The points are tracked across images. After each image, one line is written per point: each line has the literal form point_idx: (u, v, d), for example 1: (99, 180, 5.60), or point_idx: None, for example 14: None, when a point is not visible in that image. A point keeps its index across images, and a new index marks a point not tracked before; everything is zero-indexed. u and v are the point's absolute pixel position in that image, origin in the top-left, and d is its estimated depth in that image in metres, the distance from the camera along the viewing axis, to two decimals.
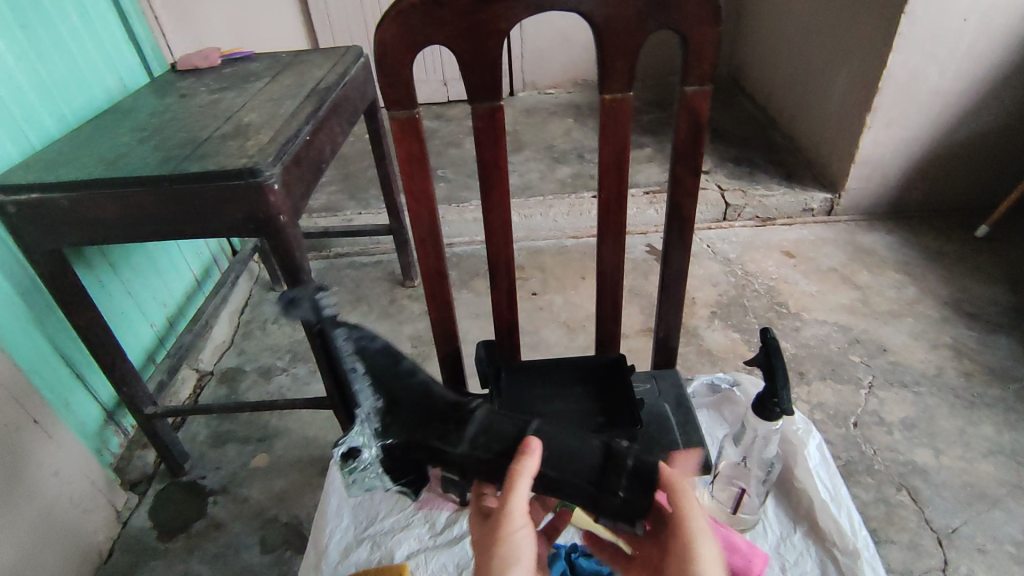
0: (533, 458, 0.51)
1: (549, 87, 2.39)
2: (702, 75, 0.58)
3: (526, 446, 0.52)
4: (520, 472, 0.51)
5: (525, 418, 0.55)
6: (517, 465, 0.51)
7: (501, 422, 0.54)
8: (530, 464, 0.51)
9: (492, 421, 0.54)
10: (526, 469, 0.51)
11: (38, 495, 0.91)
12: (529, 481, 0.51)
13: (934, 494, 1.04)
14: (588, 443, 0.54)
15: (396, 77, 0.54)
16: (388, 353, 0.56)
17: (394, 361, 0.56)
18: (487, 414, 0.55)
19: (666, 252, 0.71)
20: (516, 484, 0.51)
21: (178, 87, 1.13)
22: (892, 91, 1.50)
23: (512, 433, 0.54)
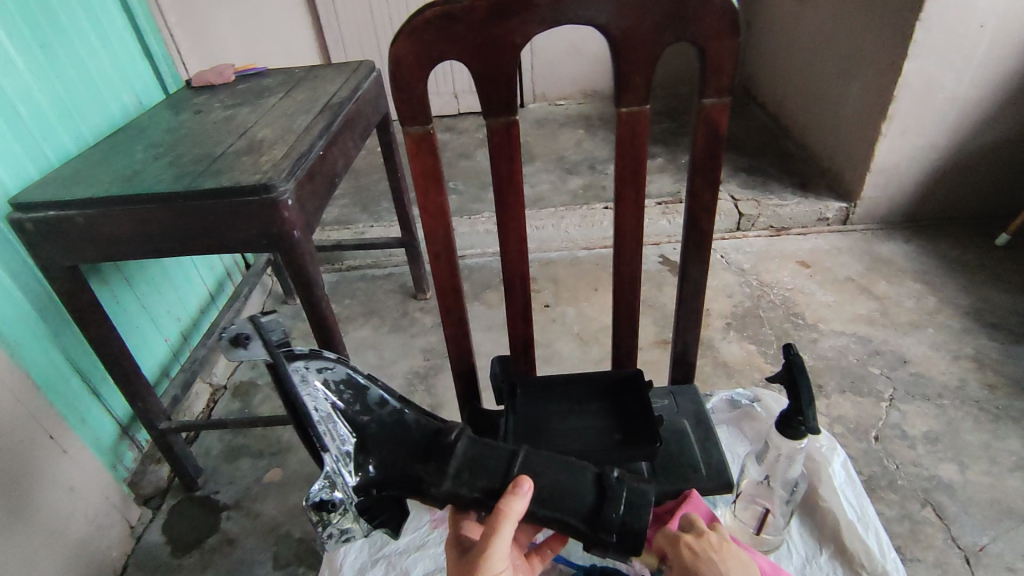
0: (521, 498, 0.55)
1: (560, 98, 2.39)
2: (721, 87, 0.57)
3: (517, 486, 0.56)
4: (508, 513, 0.54)
5: (511, 454, 0.61)
6: (505, 505, 0.54)
7: (481, 452, 0.61)
8: (517, 505, 0.55)
9: (473, 451, 0.61)
10: (513, 510, 0.54)
11: (53, 511, 0.91)
12: (514, 522, 0.54)
13: (960, 511, 1.02)
14: (582, 479, 0.60)
15: (411, 93, 0.54)
16: (357, 390, 0.63)
17: (367, 392, 0.63)
18: (467, 449, 0.62)
19: (683, 265, 0.70)
20: (501, 525, 0.54)
21: (192, 103, 1.14)
22: (908, 99, 1.49)
23: (498, 464, 0.60)
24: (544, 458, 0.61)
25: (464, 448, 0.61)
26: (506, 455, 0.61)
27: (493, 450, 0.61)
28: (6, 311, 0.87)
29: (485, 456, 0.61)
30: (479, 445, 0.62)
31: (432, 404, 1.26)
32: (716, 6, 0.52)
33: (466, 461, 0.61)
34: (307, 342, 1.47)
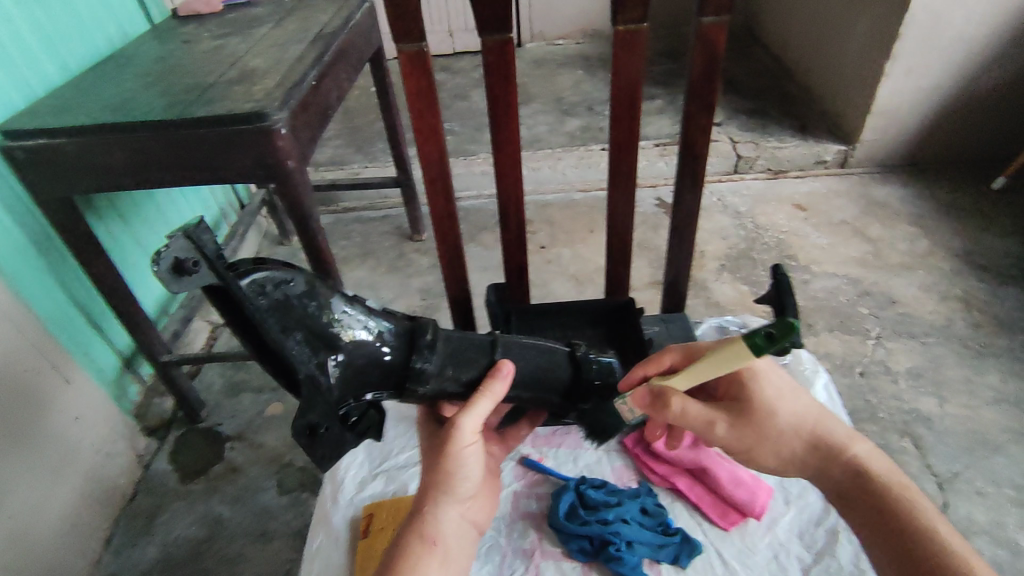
0: (502, 382, 0.58)
1: (558, 37, 2.33)
2: (720, 6, 0.56)
3: (498, 369, 0.58)
4: (487, 393, 0.57)
5: (489, 348, 0.62)
6: (486, 385, 0.57)
7: (456, 347, 0.60)
8: (498, 387, 0.57)
9: (451, 345, 0.60)
10: (493, 389, 0.57)
11: (63, 437, 0.94)
12: (491, 404, 0.57)
13: (937, 441, 1.06)
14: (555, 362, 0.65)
15: (405, 10, 0.53)
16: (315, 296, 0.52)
17: (323, 293, 0.53)
18: (447, 348, 0.60)
19: (678, 194, 0.70)
20: (478, 404, 0.56)
21: (180, 33, 1.11)
22: (913, 36, 1.45)
23: (477, 358, 0.61)
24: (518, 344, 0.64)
25: (443, 343, 0.60)
26: (484, 346, 0.62)
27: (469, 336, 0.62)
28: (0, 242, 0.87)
29: (467, 349, 0.60)
30: (455, 339, 0.61)
31: None
32: None
33: (446, 358, 0.59)
34: None
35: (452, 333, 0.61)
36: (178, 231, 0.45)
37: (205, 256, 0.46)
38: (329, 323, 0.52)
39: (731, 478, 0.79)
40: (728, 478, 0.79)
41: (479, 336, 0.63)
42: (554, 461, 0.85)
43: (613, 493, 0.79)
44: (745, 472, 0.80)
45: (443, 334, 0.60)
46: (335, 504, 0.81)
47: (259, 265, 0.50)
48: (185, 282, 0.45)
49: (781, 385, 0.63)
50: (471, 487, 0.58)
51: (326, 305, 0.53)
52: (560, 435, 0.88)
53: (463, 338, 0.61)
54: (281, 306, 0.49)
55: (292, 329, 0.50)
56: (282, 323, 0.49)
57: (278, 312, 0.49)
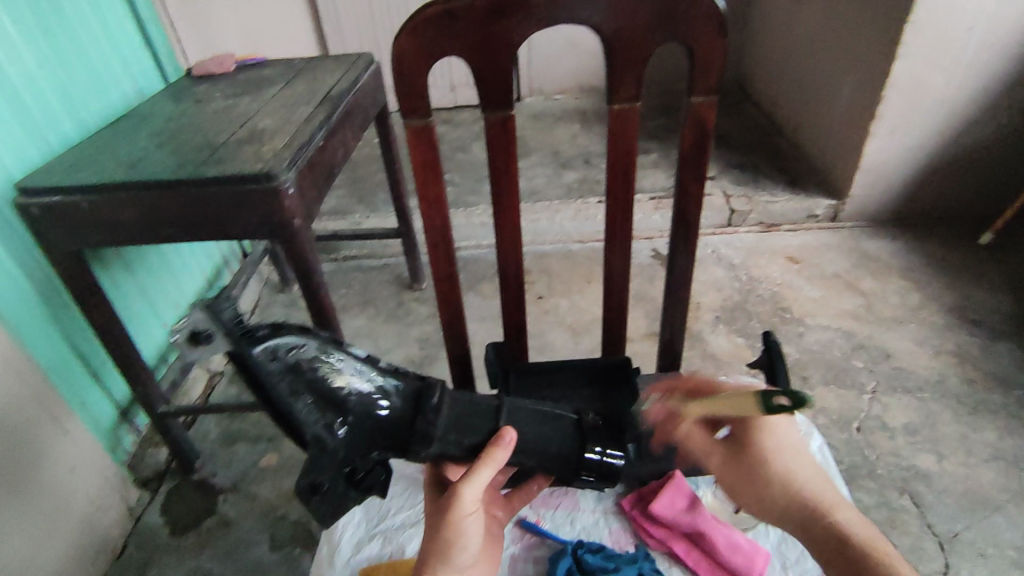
0: (505, 450, 0.57)
1: (556, 93, 2.41)
2: (709, 86, 0.59)
3: (501, 437, 0.57)
4: (490, 461, 0.56)
5: (496, 412, 0.61)
6: (489, 454, 0.56)
7: (462, 410, 0.60)
8: (501, 454, 0.57)
9: (456, 408, 0.60)
10: (496, 456, 0.57)
11: (56, 490, 0.93)
12: (491, 471, 0.56)
13: (936, 499, 1.05)
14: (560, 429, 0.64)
15: (412, 88, 0.56)
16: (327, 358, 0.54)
17: (335, 354, 0.54)
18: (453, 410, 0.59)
19: (671, 257, 0.72)
20: (479, 473, 0.56)
21: (194, 92, 1.16)
22: (897, 99, 1.51)
23: (482, 424, 0.60)
24: (525, 410, 0.63)
25: (449, 402, 0.60)
26: (490, 412, 0.61)
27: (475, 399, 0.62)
28: (7, 294, 0.89)
29: (471, 415, 0.60)
30: (462, 403, 0.61)
31: None
32: (704, 9, 0.54)
33: (450, 419, 0.59)
34: None
35: (457, 396, 0.61)
36: (199, 304, 0.50)
37: (220, 326, 0.50)
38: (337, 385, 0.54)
39: (728, 543, 0.79)
40: (724, 543, 0.79)
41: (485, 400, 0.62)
42: (551, 523, 0.84)
43: (610, 558, 0.78)
44: (741, 538, 0.80)
45: (449, 394, 0.60)
46: (331, 567, 0.80)
47: (275, 330, 0.53)
48: (201, 348, 0.51)
49: (781, 440, 0.63)
50: (470, 552, 0.59)
51: (336, 366, 0.54)
52: (558, 495, 0.88)
53: (470, 401, 0.61)
54: (290, 369, 0.52)
55: (299, 392, 0.53)
56: (291, 386, 0.52)
57: (286, 375, 0.52)
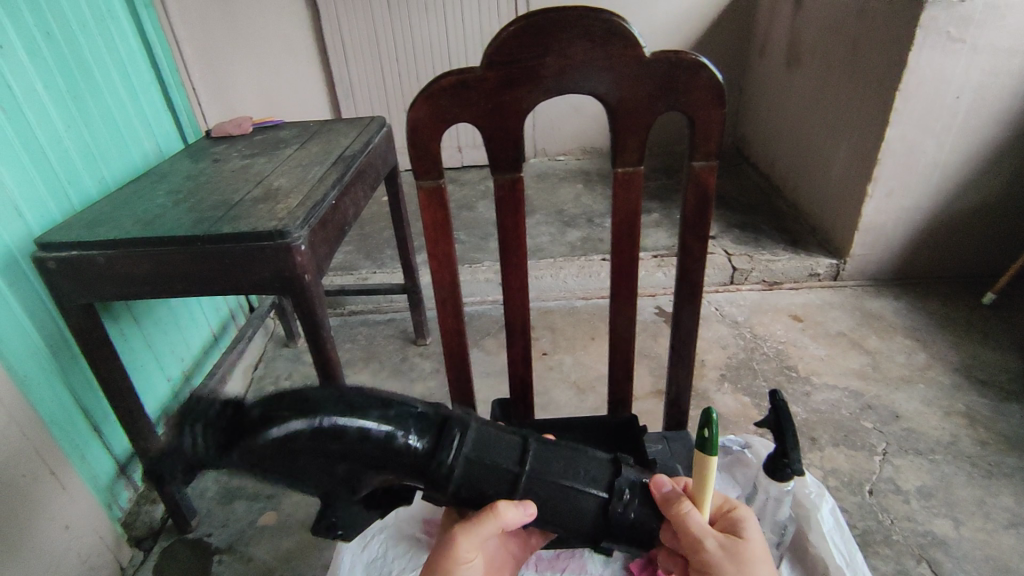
0: (518, 512, 0.54)
1: (560, 154, 2.50)
2: (709, 151, 0.62)
3: (518, 502, 0.55)
4: (496, 519, 0.53)
5: (518, 473, 0.55)
6: (496, 509, 0.53)
7: (481, 473, 0.54)
8: (508, 512, 0.53)
9: (472, 445, 0.54)
10: (505, 511, 0.54)
11: (49, 548, 0.91)
12: (494, 526, 0.54)
13: (956, 567, 1.01)
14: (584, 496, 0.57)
15: (426, 151, 0.59)
16: (327, 435, 0.47)
17: (336, 427, 0.48)
18: (473, 462, 0.53)
19: (676, 314, 0.73)
20: (483, 527, 0.53)
21: (212, 153, 1.20)
22: (892, 163, 1.56)
23: (506, 478, 0.55)
24: (547, 480, 0.56)
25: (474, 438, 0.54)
26: (514, 463, 0.55)
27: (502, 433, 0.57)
28: (17, 346, 0.89)
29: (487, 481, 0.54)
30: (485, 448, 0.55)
31: None
32: (703, 81, 0.57)
33: (466, 477, 0.53)
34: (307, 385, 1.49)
35: (479, 438, 0.55)
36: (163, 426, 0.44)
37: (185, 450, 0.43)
38: (353, 447, 0.48)
39: None
40: None
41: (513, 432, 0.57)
42: None
43: None
44: None
45: (467, 447, 0.54)
46: None
47: (264, 421, 0.46)
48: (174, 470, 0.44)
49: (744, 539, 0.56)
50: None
51: (341, 438, 0.48)
52: (565, 558, 0.82)
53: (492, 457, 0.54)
54: (286, 458, 0.46)
55: (302, 471, 0.47)
56: (288, 471, 0.47)
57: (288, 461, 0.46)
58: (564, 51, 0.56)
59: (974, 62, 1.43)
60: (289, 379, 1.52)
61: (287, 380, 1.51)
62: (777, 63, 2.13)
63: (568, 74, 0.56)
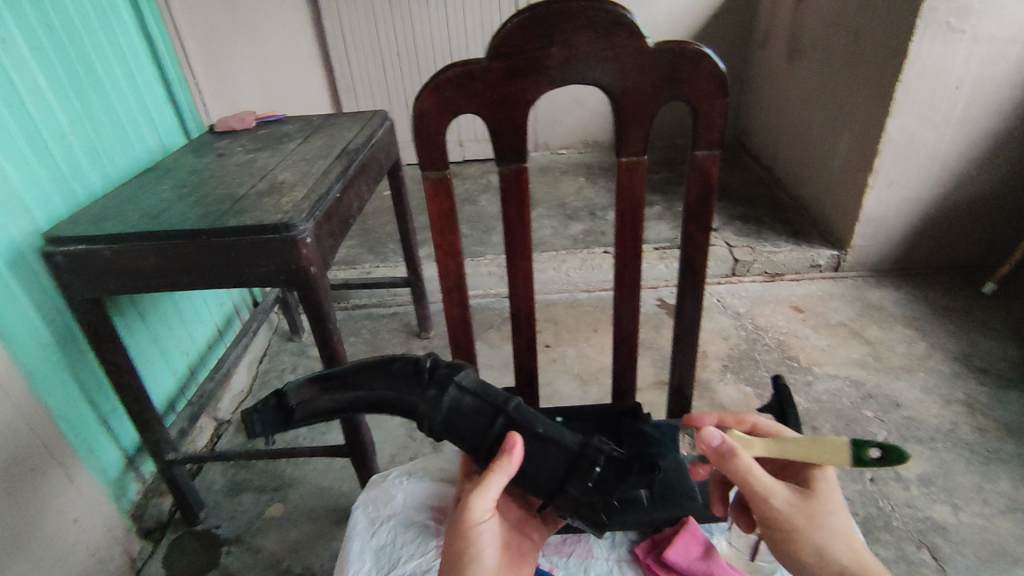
0: (512, 457, 0.54)
1: (561, 147, 2.50)
2: (712, 140, 0.62)
3: (507, 443, 0.55)
4: (497, 470, 0.54)
5: (497, 413, 0.58)
6: (496, 462, 0.54)
7: (460, 415, 0.58)
8: (508, 464, 0.54)
9: (460, 389, 0.59)
10: (507, 462, 0.54)
11: (59, 541, 0.92)
12: (504, 480, 0.54)
13: (955, 552, 1.03)
14: (556, 456, 0.58)
15: (431, 143, 0.60)
16: (347, 376, 0.62)
17: (356, 373, 0.62)
18: (452, 402, 0.58)
19: (679, 303, 0.74)
20: (491, 480, 0.54)
21: (215, 147, 1.21)
22: (892, 154, 1.56)
23: (481, 426, 0.58)
24: (522, 428, 0.58)
25: (467, 386, 0.59)
26: (490, 412, 0.58)
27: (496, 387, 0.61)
28: (26, 339, 0.90)
29: (464, 421, 0.58)
30: (473, 396, 0.59)
31: (433, 441, 1.30)
32: (705, 71, 0.58)
33: (447, 418, 0.58)
34: None
35: (466, 389, 0.59)
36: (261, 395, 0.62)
37: (272, 405, 0.61)
38: (372, 386, 0.61)
39: None
40: None
41: (498, 390, 0.61)
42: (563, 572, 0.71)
43: None
44: None
45: (455, 393, 0.58)
46: None
47: (309, 381, 0.62)
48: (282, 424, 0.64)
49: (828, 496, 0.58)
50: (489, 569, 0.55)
51: (359, 378, 0.62)
52: (571, 543, 0.74)
53: (478, 400, 0.59)
54: (324, 398, 0.61)
55: (339, 403, 0.62)
56: (329, 408, 0.62)
57: (326, 399, 0.61)
58: (568, 41, 0.56)
59: (975, 52, 1.43)
60: (293, 372, 1.53)
61: (292, 373, 1.52)
62: (778, 55, 2.13)
63: (572, 64, 0.57)
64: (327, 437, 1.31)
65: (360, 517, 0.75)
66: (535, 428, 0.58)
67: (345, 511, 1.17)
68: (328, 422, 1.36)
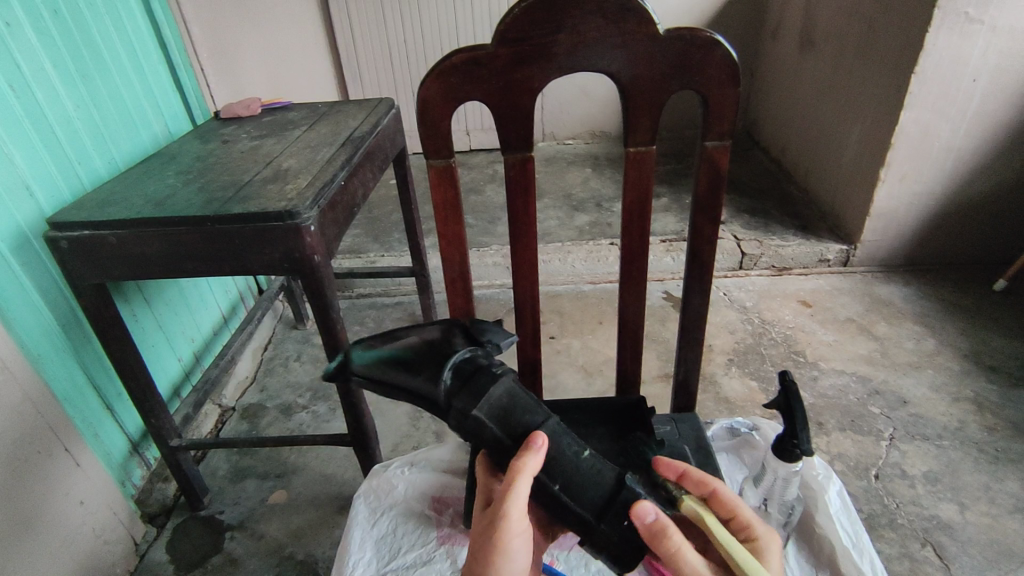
0: (537, 463, 0.49)
1: (568, 138, 2.48)
2: (722, 131, 0.61)
3: (531, 442, 0.49)
4: (521, 470, 0.48)
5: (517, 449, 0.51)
6: (520, 461, 0.48)
7: (484, 440, 0.51)
8: (532, 462, 0.49)
9: (476, 423, 0.50)
10: (529, 466, 0.49)
11: (65, 524, 0.93)
12: (528, 482, 0.49)
13: (960, 551, 1.02)
14: (574, 507, 0.52)
15: (436, 131, 0.59)
16: (395, 364, 0.53)
17: (402, 364, 0.52)
18: (476, 426, 0.50)
19: (686, 296, 0.73)
20: (518, 486, 0.48)
21: (220, 134, 1.20)
22: (904, 146, 1.54)
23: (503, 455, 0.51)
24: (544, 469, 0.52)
25: (489, 415, 0.50)
26: (512, 445, 0.51)
27: (526, 408, 0.52)
28: (31, 324, 0.90)
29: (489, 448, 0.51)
30: (495, 424, 0.50)
31: (436, 431, 1.30)
32: (717, 59, 0.57)
33: (473, 439, 0.51)
34: (316, 366, 1.50)
35: (489, 416, 0.50)
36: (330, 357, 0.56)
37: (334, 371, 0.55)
38: (415, 382, 0.52)
39: None
40: None
41: (525, 417, 0.51)
42: (564, 564, 0.71)
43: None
44: None
45: (479, 418, 0.50)
46: None
47: (364, 355, 0.54)
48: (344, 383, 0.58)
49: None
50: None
51: (405, 369, 0.52)
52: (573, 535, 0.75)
53: (501, 429, 0.50)
54: (374, 378, 0.54)
55: (388, 389, 0.53)
56: (380, 390, 0.54)
57: (375, 381, 0.53)
58: (577, 27, 0.55)
59: (993, 45, 1.40)
60: (298, 360, 1.53)
61: (296, 361, 1.52)
62: (789, 47, 2.10)
63: (580, 50, 0.56)
64: (330, 425, 1.32)
65: (360, 506, 0.75)
66: (550, 486, 0.52)
67: (347, 500, 1.17)
68: (332, 410, 1.36)
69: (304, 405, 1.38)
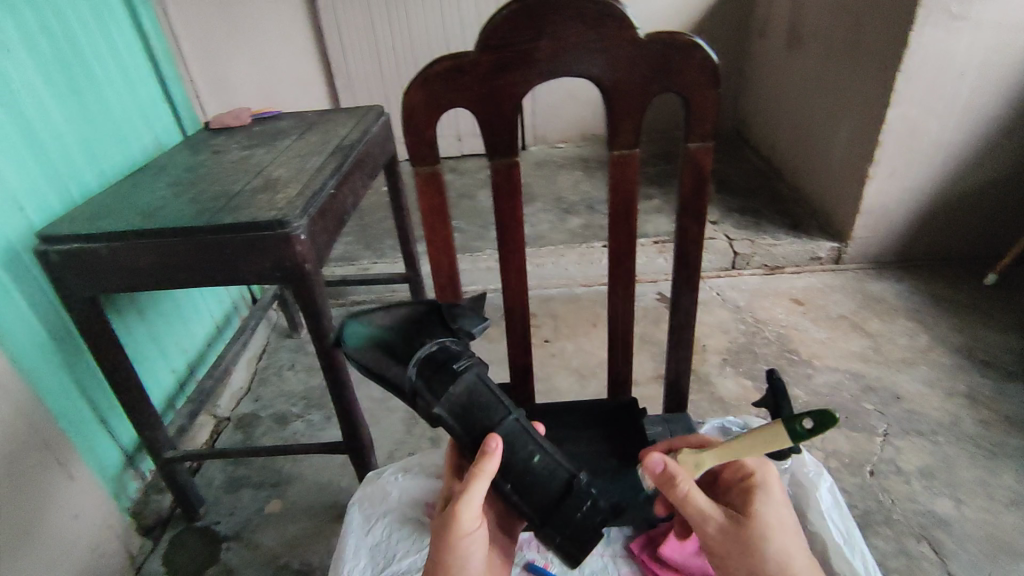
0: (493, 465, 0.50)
1: (560, 141, 2.49)
2: (705, 133, 0.61)
3: (487, 445, 0.49)
4: (479, 475, 0.49)
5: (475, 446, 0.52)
6: (477, 468, 0.49)
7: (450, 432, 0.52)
8: (489, 467, 0.49)
9: (439, 416, 0.51)
10: (487, 470, 0.49)
11: (59, 539, 0.92)
12: (486, 483, 0.50)
13: (956, 546, 1.02)
14: (526, 503, 0.53)
15: (421, 138, 0.59)
16: (374, 348, 0.53)
17: (380, 350, 0.53)
18: (441, 419, 0.51)
19: (675, 297, 0.73)
20: (473, 488, 0.49)
21: (210, 144, 1.20)
22: (892, 143, 1.55)
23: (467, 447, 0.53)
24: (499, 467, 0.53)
25: (450, 409, 0.51)
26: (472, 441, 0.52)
27: (487, 407, 0.52)
28: (23, 339, 0.90)
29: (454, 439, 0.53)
30: (456, 419, 0.52)
31: (431, 437, 1.30)
32: (698, 62, 0.57)
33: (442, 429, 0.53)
34: (311, 375, 1.50)
35: (451, 410, 0.51)
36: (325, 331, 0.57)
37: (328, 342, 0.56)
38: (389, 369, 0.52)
39: None
40: None
41: (484, 417, 0.52)
42: (558, 566, 0.72)
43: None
44: None
45: (442, 410, 0.51)
46: None
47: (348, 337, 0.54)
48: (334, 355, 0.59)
49: (783, 518, 0.55)
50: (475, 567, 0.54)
51: (382, 356, 0.52)
52: None
53: (463, 422, 0.52)
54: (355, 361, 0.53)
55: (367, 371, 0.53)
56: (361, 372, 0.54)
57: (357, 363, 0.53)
58: (558, 33, 0.56)
59: (977, 41, 1.41)
60: (292, 369, 1.53)
61: (291, 370, 1.52)
62: (777, 46, 2.11)
63: (562, 56, 0.56)
64: (326, 434, 1.31)
65: (355, 514, 0.75)
66: (503, 484, 0.53)
67: (344, 508, 1.17)
68: (328, 419, 1.36)
69: (299, 414, 1.38)
